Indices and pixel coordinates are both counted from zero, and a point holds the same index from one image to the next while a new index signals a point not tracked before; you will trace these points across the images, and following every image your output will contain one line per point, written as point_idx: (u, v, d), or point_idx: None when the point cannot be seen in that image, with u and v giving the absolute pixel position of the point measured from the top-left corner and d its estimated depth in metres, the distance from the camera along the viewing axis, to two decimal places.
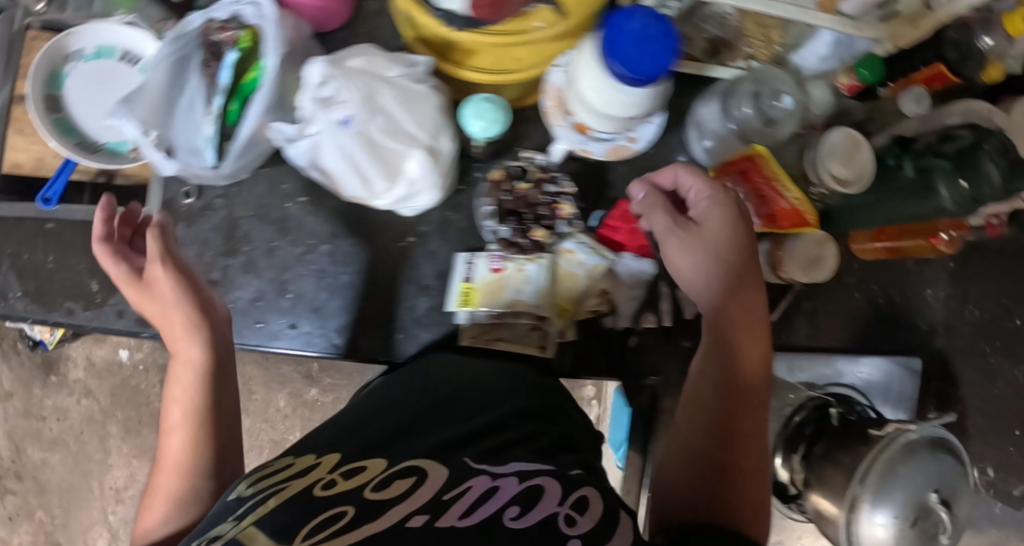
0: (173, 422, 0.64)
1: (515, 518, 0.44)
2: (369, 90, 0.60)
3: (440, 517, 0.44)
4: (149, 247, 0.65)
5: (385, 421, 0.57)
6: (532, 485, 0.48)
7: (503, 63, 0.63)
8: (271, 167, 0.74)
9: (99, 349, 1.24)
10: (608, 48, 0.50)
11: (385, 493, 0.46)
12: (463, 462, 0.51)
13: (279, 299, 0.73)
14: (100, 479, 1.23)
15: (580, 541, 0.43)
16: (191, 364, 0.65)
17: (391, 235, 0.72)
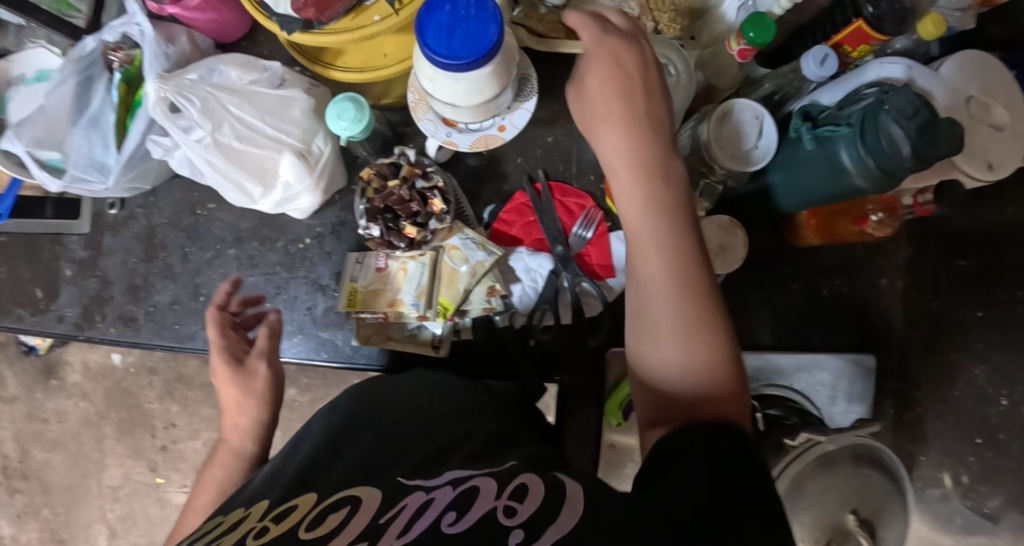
0: (200, 503, 0.64)
1: (454, 523, 0.40)
2: (208, 99, 0.60)
3: (379, 540, 0.40)
4: (258, 346, 0.65)
5: (321, 448, 0.53)
6: (469, 485, 0.44)
7: (370, 59, 0.66)
8: (181, 175, 0.77)
9: (94, 354, 1.31)
10: (428, 35, 0.51)
11: (317, 530, 0.42)
12: (397, 482, 0.47)
13: (193, 302, 0.77)
14: (98, 478, 1.31)
15: (520, 531, 0.39)
16: (231, 450, 0.65)
17: (289, 237, 0.74)
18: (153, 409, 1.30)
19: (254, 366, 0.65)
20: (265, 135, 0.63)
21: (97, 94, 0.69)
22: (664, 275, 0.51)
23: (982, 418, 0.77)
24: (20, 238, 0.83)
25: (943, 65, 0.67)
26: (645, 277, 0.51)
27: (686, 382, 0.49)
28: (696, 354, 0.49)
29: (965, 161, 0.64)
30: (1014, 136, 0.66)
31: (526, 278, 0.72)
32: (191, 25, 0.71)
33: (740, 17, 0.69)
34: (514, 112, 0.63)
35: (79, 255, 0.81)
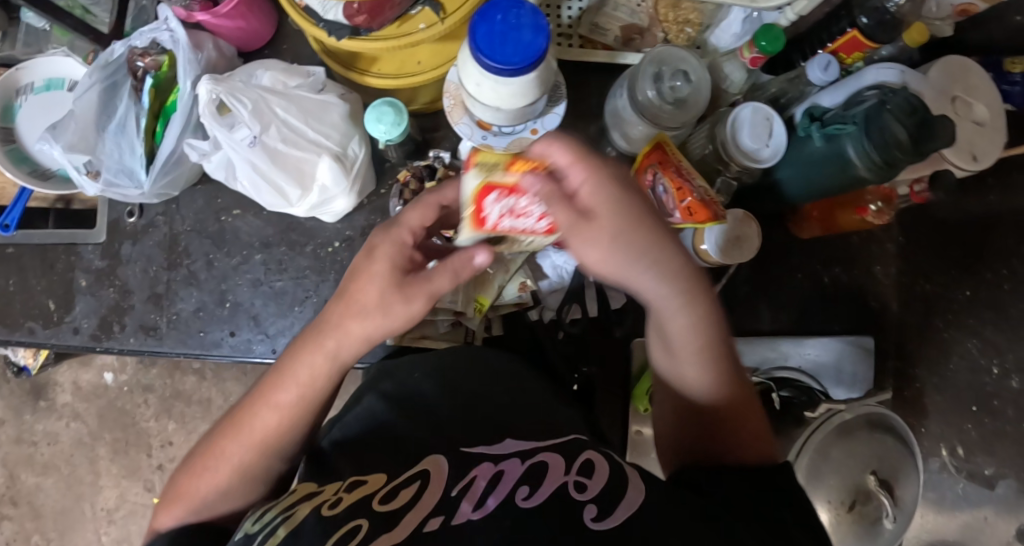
0: (280, 406, 0.55)
1: (527, 498, 0.47)
2: (258, 101, 0.63)
3: (457, 514, 0.46)
4: (429, 274, 0.53)
5: (382, 438, 0.56)
6: (539, 462, 0.51)
7: (405, 67, 0.71)
8: (206, 183, 0.78)
9: (85, 373, 1.29)
10: (480, 43, 0.56)
11: (394, 503, 0.48)
12: (461, 451, 0.53)
13: (219, 308, 0.77)
14: (92, 501, 1.28)
15: (593, 503, 0.46)
16: (330, 354, 0.55)
17: (318, 241, 0.77)
18: (150, 428, 1.27)
19: (424, 276, 0.54)
20: (307, 138, 0.66)
21: (123, 100, 0.71)
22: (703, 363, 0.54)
23: (978, 387, 0.79)
24: (29, 249, 0.81)
25: (931, 69, 0.71)
26: (679, 363, 0.56)
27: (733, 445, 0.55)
28: (737, 431, 0.55)
29: (953, 152, 0.67)
30: (996, 130, 0.70)
31: (552, 274, 0.74)
32: (216, 32, 0.75)
33: (744, 27, 0.71)
34: (546, 116, 0.68)
35: (96, 264, 0.80)
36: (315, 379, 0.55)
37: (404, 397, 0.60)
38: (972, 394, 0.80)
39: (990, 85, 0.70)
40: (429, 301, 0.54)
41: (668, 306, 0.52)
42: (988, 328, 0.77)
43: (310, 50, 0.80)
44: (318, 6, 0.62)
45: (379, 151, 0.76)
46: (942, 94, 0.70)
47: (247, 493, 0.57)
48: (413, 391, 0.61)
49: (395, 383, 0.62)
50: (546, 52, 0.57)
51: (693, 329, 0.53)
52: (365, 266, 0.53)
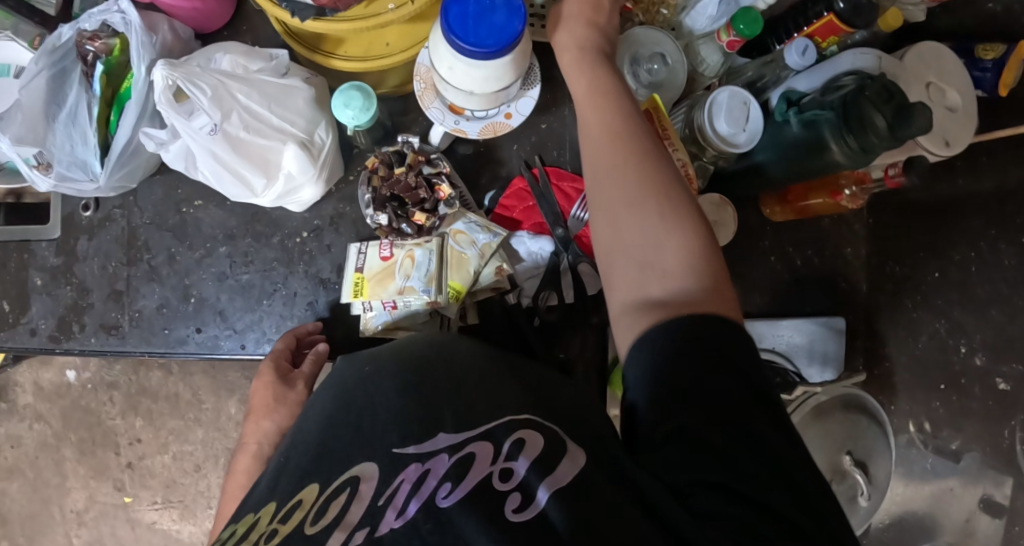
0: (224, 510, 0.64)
1: (447, 496, 0.42)
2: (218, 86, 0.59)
3: (379, 526, 0.41)
4: (303, 370, 0.68)
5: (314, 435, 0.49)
6: (465, 452, 0.44)
7: (374, 48, 0.67)
8: (164, 172, 0.74)
9: (46, 372, 1.25)
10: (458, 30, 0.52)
11: (321, 525, 0.42)
12: (392, 454, 0.45)
13: (183, 305, 0.74)
14: (60, 504, 1.25)
15: (518, 494, 0.42)
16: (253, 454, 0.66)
17: (286, 231, 0.73)
18: (116, 426, 1.25)
19: (296, 382, 0.68)
20: (271, 126, 0.61)
21: (73, 87, 0.68)
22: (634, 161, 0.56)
23: (946, 364, 0.82)
24: None
25: (906, 56, 0.73)
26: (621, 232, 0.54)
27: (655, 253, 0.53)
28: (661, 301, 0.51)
29: (927, 139, 0.71)
30: (966, 116, 0.73)
31: (528, 260, 0.74)
32: (173, 14, 0.72)
33: (721, 9, 0.72)
34: (520, 100, 0.67)
35: (51, 262, 0.77)
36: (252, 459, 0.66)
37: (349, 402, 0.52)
38: (940, 372, 0.83)
39: (962, 72, 0.73)
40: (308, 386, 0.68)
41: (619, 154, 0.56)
42: (955, 308, 0.81)
43: (272, 32, 0.77)
44: None
45: (347, 137, 0.72)
46: (917, 80, 0.73)
47: None
48: (368, 379, 0.54)
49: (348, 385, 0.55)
50: (523, 34, 0.53)
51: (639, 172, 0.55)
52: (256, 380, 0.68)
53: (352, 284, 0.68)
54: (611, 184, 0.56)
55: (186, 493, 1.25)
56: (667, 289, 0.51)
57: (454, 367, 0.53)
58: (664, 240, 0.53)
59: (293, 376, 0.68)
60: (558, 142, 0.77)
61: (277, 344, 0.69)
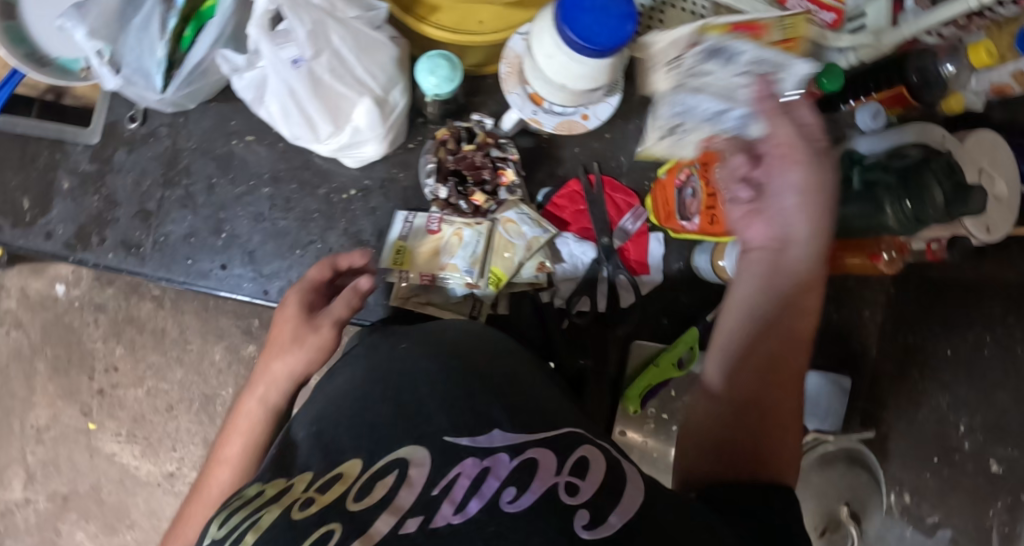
0: (226, 455, 0.61)
1: (513, 502, 0.42)
2: (318, 24, 0.56)
3: (435, 517, 0.41)
4: (334, 307, 0.63)
5: (353, 406, 0.51)
6: (527, 456, 0.45)
7: (465, 23, 0.65)
8: (221, 101, 0.72)
9: (35, 282, 1.22)
10: (576, 25, 0.52)
11: (368, 501, 0.43)
12: (443, 441, 0.47)
13: (212, 238, 0.72)
14: (22, 417, 1.22)
15: (586, 512, 0.41)
16: (261, 399, 0.62)
17: (334, 185, 0.71)
18: (95, 350, 1.22)
19: (322, 323, 0.63)
20: (353, 75, 0.60)
21: None
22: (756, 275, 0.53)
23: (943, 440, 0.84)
24: (12, 141, 0.77)
25: (965, 139, 0.73)
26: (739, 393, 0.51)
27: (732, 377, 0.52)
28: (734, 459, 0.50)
29: (973, 220, 0.71)
30: (1010, 208, 0.74)
31: (568, 262, 0.74)
32: None
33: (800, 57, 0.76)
34: (599, 104, 0.67)
35: (83, 167, 0.75)
36: (259, 406, 0.62)
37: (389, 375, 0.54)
38: (935, 445, 0.85)
39: (1013, 164, 0.74)
40: (335, 327, 0.64)
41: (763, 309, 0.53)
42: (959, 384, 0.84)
43: None
44: None
45: (417, 104, 0.71)
46: (971, 163, 0.72)
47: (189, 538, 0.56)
48: (404, 361, 0.56)
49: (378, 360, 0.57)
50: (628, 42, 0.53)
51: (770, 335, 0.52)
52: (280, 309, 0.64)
53: (394, 251, 0.67)
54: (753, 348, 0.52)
55: (153, 431, 1.23)
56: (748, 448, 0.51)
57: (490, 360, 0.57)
58: (754, 367, 0.52)
59: (320, 315, 0.64)
60: (616, 151, 0.77)
61: (314, 269, 0.65)
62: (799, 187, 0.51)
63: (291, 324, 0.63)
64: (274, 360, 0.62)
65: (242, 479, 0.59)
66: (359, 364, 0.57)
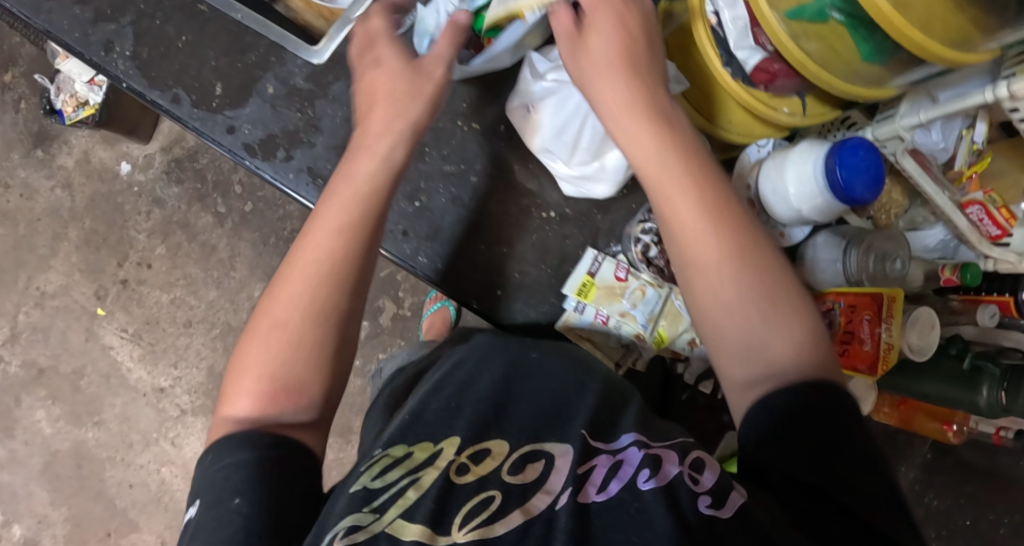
0: (308, 263, 0.58)
1: (649, 482, 0.47)
2: None
3: (582, 493, 0.46)
4: (439, 47, 0.63)
5: (491, 395, 0.57)
6: (654, 452, 0.50)
7: (721, 115, 0.71)
8: (460, 81, 0.73)
9: (103, 150, 1.16)
10: (841, 162, 0.61)
11: (520, 478, 0.49)
12: (583, 437, 0.52)
13: (404, 202, 0.72)
14: (30, 275, 1.14)
15: (708, 496, 0.46)
16: (356, 190, 0.60)
17: (538, 201, 0.73)
18: (136, 239, 1.16)
19: (429, 69, 0.63)
20: None
21: None
22: (729, 266, 0.54)
23: None
24: (229, 29, 0.77)
25: None
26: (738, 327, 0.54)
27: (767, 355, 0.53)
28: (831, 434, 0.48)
29: None
30: None
31: None
32: None
33: (938, 245, 0.80)
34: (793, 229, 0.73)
35: (295, 82, 0.75)
36: (367, 184, 0.60)
37: (516, 377, 0.59)
38: None
39: None
40: (446, 67, 0.63)
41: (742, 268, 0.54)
42: None
43: None
44: (733, 40, 0.63)
45: None
46: None
47: (295, 403, 0.56)
48: (523, 365, 0.60)
49: (479, 357, 0.62)
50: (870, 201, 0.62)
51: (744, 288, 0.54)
52: (382, 82, 0.62)
53: (580, 282, 0.71)
54: (735, 271, 0.54)
55: (160, 339, 1.16)
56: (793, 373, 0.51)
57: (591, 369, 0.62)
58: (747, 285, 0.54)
59: (423, 61, 0.63)
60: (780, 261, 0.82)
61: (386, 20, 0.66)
62: (598, 62, 0.59)
63: (385, 123, 0.61)
64: (352, 165, 0.61)
65: (335, 279, 0.58)
66: (483, 352, 0.63)
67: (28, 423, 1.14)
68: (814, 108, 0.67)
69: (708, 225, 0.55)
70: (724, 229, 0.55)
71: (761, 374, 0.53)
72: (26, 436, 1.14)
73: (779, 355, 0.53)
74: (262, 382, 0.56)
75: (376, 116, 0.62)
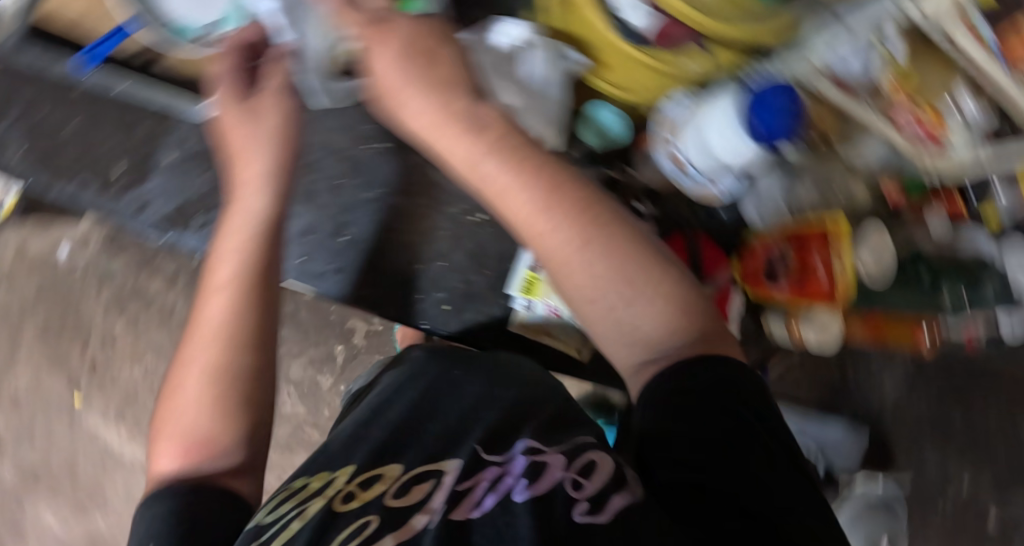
0: (222, 284, 0.69)
1: (522, 492, 0.52)
2: (547, 73, 0.68)
3: (459, 508, 0.52)
4: (269, 82, 0.71)
5: (414, 414, 0.67)
6: (540, 461, 0.55)
7: (627, 80, 0.68)
8: (357, 104, 0.72)
9: (39, 238, 1.15)
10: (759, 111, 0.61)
11: (404, 501, 0.54)
12: (475, 454, 0.58)
13: (330, 239, 0.71)
14: (1, 377, 1.16)
15: (586, 502, 0.49)
16: (245, 214, 0.67)
17: (464, 206, 0.71)
18: (93, 319, 1.15)
19: (260, 100, 0.69)
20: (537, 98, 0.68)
21: None
22: (605, 290, 0.58)
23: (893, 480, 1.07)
24: (112, 105, 0.74)
25: None
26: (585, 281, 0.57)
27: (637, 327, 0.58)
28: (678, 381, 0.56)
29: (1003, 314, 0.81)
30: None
31: None
32: None
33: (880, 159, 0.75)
34: None
35: (191, 145, 0.74)
36: (253, 224, 0.67)
37: (429, 397, 0.69)
38: None
39: None
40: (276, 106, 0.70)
41: (613, 254, 0.57)
42: None
43: None
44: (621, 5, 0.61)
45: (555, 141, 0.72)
46: None
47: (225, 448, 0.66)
48: (440, 395, 0.69)
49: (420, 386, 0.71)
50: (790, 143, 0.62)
51: (607, 260, 0.57)
52: (237, 136, 0.69)
53: (525, 280, 0.69)
54: (577, 246, 0.57)
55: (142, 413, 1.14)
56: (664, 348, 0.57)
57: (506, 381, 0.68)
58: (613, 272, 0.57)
59: (254, 92, 0.70)
60: None
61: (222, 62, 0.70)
62: (426, 111, 0.61)
63: (252, 140, 0.68)
64: (244, 195, 0.67)
65: (236, 319, 0.68)
66: (405, 382, 0.73)
67: (38, 518, 1.16)
68: (722, 55, 0.64)
69: (553, 224, 0.57)
70: (551, 215, 0.57)
71: (643, 359, 0.58)
72: (39, 533, 1.17)
73: (650, 332, 0.58)
74: (181, 443, 0.66)
75: (243, 136, 0.69)
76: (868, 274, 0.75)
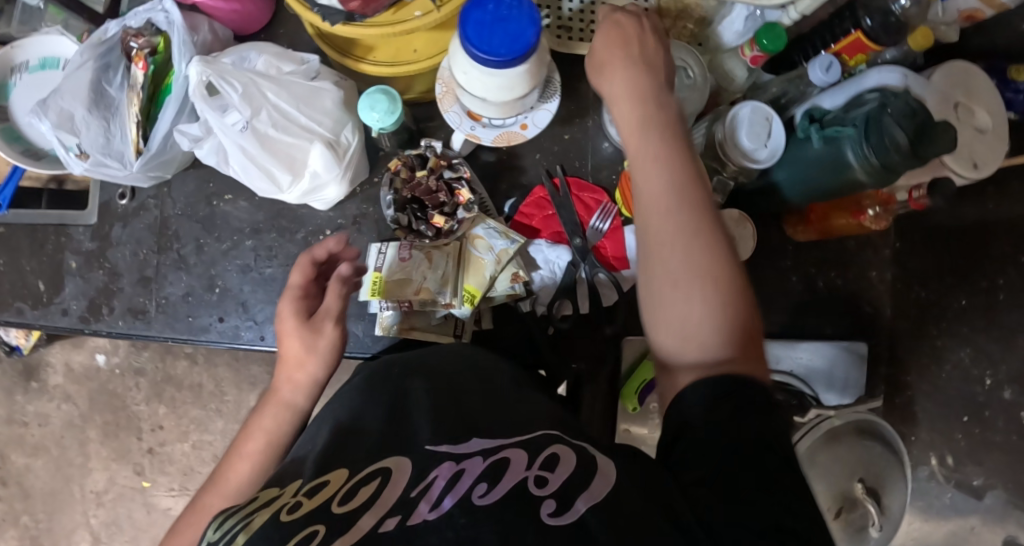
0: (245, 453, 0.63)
1: (484, 494, 0.42)
2: (251, 86, 0.62)
3: (413, 514, 0.41)
4: (327, 306, 0.64)
5: (358, 406, 0.55)
6: (499, 456, 0.46)
7: (402, 54, 0.68)
8: (198, 167, 0.77)
9: (77, 355, 1.29)
10: (472, 31, 0.53)
11: (353, 504, 0.42)
12: (426, 450, 0.48)
13: (208, 293, 0.76)
14: (81, 483, 1.29)
15: (553, 499, 0.42)
16: (284, 400, 0.65)
17: (310, 229, 0.75)
18: (140, 411, 1.28)
19: (321, 325, 0.64)
20: (299, 123, 0.64)
21: (118, 82, 0.70)
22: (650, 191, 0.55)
23: (969, 396, 0.78)
24: (21, 230, 0.81)
25: (934, 73, 0.70)
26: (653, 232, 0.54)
27: (701, 329, 0.52)
28: (678, 288, 0.53)
29: (952, 159, 0.68)
30: (996, 138, 0.70)
31: (544, 268, 0.74)
32: (212, 14, 0.73)
33: (747, 25, 0.71)
34: (536, 112, 0.65)
35: (86, 246, 0.80)
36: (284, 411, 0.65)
37: (378, 391, 0.57)
38: (963, 404, 0.79)
39: (993, 92, 0.71)
40: (337, 324, 0.65)
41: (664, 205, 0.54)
42: None
43: (308, 37, 0.78)
44: None
45: (373, 140, 0.74)
46: (944, 99, 0.70)
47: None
48: (394, 387, 0.57)
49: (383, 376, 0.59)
50: (532, 48, 0.54)
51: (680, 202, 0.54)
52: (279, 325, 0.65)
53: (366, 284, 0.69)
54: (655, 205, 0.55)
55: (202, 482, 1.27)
56: (693, 318, 0.52)
57: (457, 381, 0.57)
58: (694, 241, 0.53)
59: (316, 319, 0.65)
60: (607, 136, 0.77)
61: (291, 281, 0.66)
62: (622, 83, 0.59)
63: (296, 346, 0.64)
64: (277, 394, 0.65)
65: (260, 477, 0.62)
66: (348, 391, 0.60)
67: None
68: None
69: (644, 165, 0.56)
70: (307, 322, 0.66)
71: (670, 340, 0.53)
72: None
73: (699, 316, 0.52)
74: None
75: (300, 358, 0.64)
76: (734, 156, 0.68)
